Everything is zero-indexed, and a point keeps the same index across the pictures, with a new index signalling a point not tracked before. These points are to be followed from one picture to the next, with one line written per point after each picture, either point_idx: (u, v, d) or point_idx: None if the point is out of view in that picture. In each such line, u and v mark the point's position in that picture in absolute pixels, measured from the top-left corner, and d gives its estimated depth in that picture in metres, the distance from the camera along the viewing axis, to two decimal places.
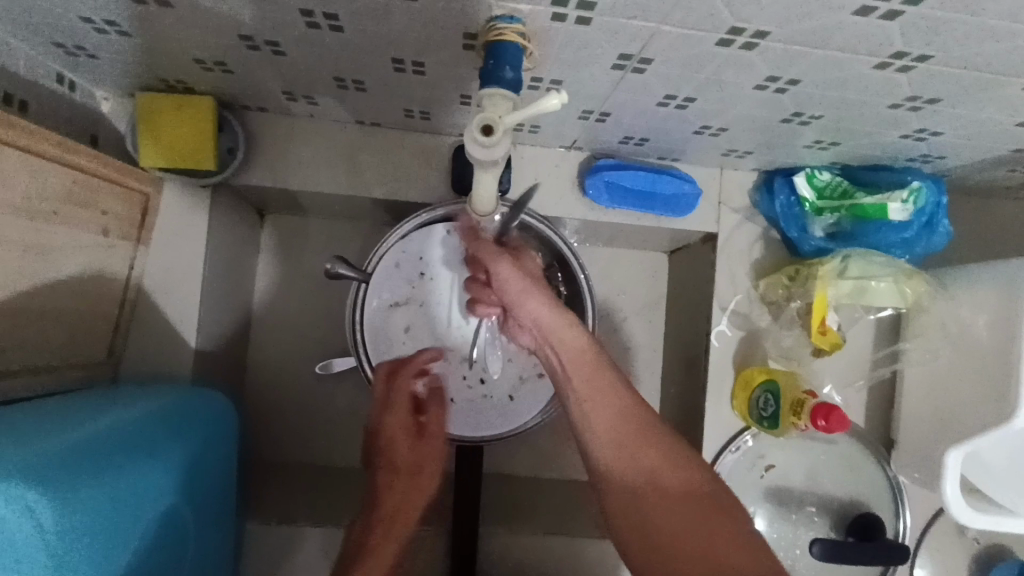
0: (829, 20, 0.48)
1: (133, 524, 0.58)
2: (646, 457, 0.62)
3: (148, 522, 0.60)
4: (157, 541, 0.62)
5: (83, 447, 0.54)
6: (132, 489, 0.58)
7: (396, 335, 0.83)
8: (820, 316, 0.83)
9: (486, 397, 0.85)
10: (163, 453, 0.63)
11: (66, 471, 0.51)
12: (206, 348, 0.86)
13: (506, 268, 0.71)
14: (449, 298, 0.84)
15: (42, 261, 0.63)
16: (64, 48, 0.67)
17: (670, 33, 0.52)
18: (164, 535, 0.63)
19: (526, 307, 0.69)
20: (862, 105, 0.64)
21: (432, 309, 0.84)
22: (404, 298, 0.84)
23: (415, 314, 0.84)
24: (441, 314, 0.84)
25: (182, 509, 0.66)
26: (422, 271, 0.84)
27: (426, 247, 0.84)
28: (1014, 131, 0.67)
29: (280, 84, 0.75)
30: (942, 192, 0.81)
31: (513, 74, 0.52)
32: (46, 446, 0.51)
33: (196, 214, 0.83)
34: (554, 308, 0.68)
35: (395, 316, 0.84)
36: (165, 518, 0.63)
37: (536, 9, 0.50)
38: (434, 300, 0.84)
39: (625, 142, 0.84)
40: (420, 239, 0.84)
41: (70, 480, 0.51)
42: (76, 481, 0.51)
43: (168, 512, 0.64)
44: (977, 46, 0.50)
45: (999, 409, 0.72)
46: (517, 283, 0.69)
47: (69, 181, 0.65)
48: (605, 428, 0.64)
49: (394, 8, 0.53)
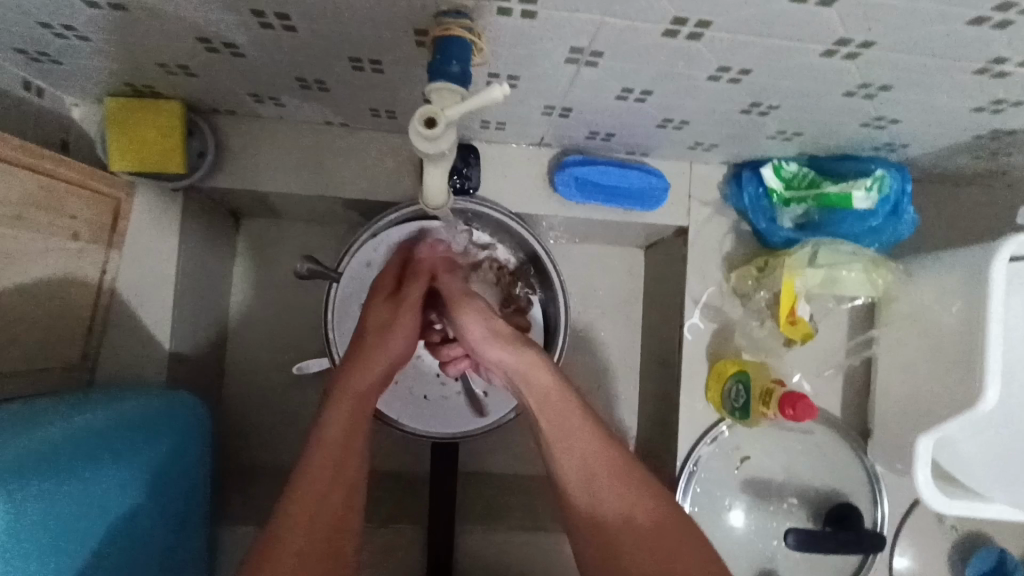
0: (767, 8, 0.48)
1: (93, 523, 0.58)
2: (620, 498, 0.64)
3: (110, 521, 0.60)
4: (119, 541, 0.62)
5: (40, 445, 0.54)
6: (92, 488, 0.58)
7: None
8: (788, 306, 0.84)
9: (459, 393, 0.86)
10: (127, 452, 0.63)
11: (18, 469, 0.51)
12: (180, 350, 0.86)
13: (468, 317, 0.72)
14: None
15: (7, 266, 0.64)
16: (27, 55, 0.68)
17: (615, 25, 0.53)
18: (130, 533, 0.63)
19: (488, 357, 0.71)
20: (818, 94, 0.65)
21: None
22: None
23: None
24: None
25: (149, 507, 0.66)
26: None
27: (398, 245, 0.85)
28: (970, 116, 0.68)
29: (245, 87, 0.75)
30: (907, 180, 0.82)
31: (461, 68, 0.53)
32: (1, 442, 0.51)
33: (167, 219, 0.84)
34: (522, 352, 0.70)
35: None
36: (130, 516, 0.63)
37: (480, 4, 0.51)
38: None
39: (592, 137, 0.84)
40: (392, 238, 0.85)
41: (21, 479, 0.51)
42: (28, 480, 0.51)
43: (132, 511, 0.64)
44: (917, 31, 0.51)
45: (965, 393, 0.72)
46: (482, 329, 0.72)
47: (34, 186, 0.66)
48: (574, 461, 0.65)
49: (343, 7, 0.54)
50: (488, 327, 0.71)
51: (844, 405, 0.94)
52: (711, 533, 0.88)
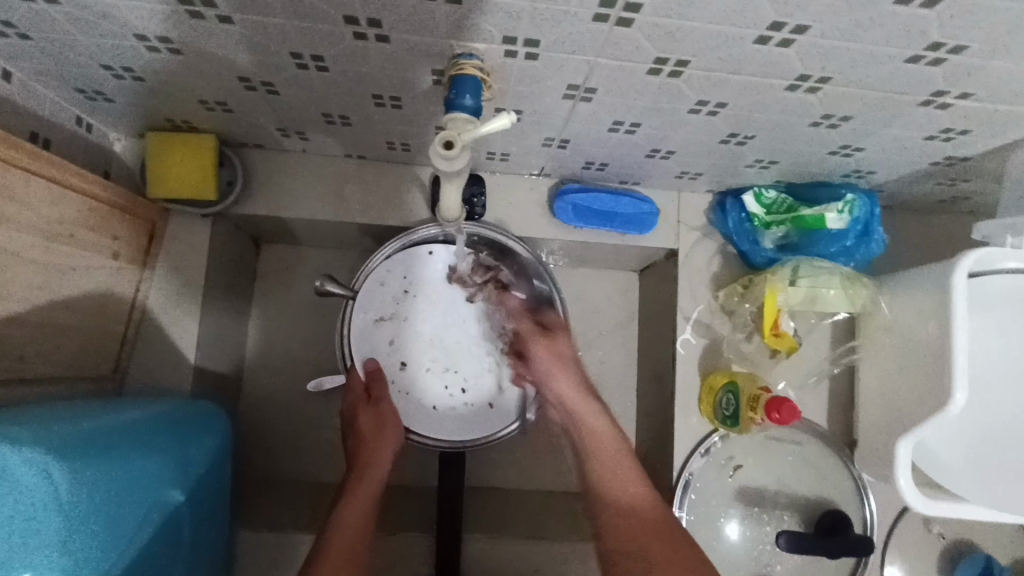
0: (736, 49, 0.57)
1: (139, 512, 0.61)
2: (657, 514, 0.76)
3: (154, 514, 0.63)
4: (160, 536, 0.64)
5: (97, 433, 0.59)
6: (141, 478, 0.62)
7: (382, 347, 0.89)
8: (773, 320, 0.90)
9: (466, 404, 0.90)
10: (169, 450, 0.67)
11: (84, 448, 0.55)
12: (204, 365, 0.92)
13: (542, 349, 0.88)
14: (430, 314, 0.91)
15: (59, 280, 0.70)
16: (84, 93, 0.76)
17: (607, 64, 0.61)
18: (169, 530, 0.66)
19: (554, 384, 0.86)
20: (787, 126, 0.73)
21: (415, 323, 0.90)
22: (391, 312, 0.90)
23: (401, 328, 0.90)
24: (423, 329, 0.90)
25: (186, 507, 0.69)
26: (406, 289, 0.91)
27: (410, 266, 0.91)
28: (925, 145, 0.76)
29: (275, 122, 0.83)
30: (876, 204, 0.89)
31: (474, 102, 0.60)
32: (60, 433, 0.55)
33: (197, 241, 0.91)
34: (581, 393, 0.86)
35: (381, 329, 0.90)
36: (170, 512, 0.66)
37: (490, 48, 0.59)
38: (415, 315, 0.90)
39: (587, 167, 0.92)
40: (405, 261, 0.91)
41: (85, 457, 0.55)
42: (91, 459, 0.55)
43: (173, 508, 0.66)
44: (865, 69, 0.59)
45: (937, 398, 0.77)
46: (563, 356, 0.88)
47: (81, 208, 0.73)
48: (625, 485, 0.78)
49: (370, 50, 0.62)
50: (554, 359, 0.87)
51: (830, 417, 0.99)
52: (707, 540, 0.92)
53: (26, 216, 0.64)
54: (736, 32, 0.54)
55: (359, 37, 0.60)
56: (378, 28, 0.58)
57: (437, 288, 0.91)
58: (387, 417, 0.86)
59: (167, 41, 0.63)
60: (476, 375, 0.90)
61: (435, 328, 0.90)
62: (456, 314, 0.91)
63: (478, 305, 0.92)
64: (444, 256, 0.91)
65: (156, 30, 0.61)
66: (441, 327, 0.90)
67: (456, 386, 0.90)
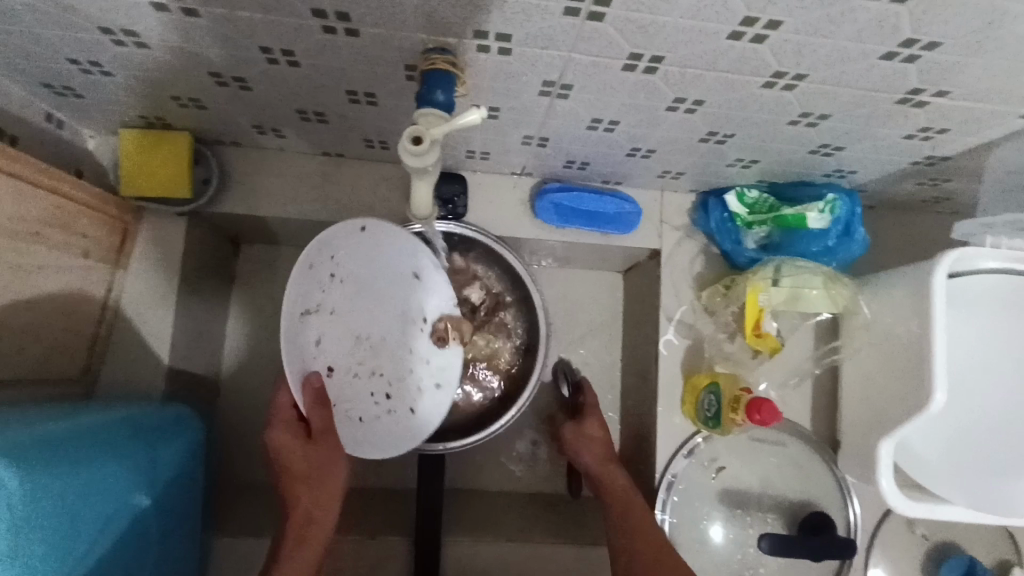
0: (709, 44, 0.56)
1: (99, 518, 0.59)
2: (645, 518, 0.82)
3: (116, 519, 0.61)
4: (123, 542, 0.62)
5: (55, 435, 0.57)
6: (102, 483, 0.60)
7: (308, 347, 0.76)
8: (753, 320, 0.89)
9: (391, 413, 0.75)
10: (135, 453, 0.66)
11: (42, 452, 0.53)
12: (178, 366, 0.90)
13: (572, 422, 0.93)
14: (358, 306, 0.74)
15: (25, 278, 0.69)
16: (53, 89, 0.75)
17: (581, 60, 0.60)
18: (132, 537, 0.64)
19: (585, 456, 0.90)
20: (766, 124, 0.72)
21: (342, 318, 0.74)
22: (318, 304, 0.75)
23: (328, 324, 0.75)
24: (349, 322, 0.74)
25: (151, 513, 0.67)
26: (334, 273, 0.75)
27: (336, 246, 0.74)
28: (905, 144, 0.75)
29: (250, 119, 0.82)
30: (857, 203, 0.89)
31: (445, 97, 0.60)
32: (17, 435, 0.53)
33: (172, 239, 0.89)
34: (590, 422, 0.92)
35: (307, 325, 0.75)
36: (133, 518, 0.64)
37: (462, 42, 0.58)
38: (344, 307, 0.75)
39: (569, 166, 0.92)
40: (337, 236, 0.74)
41: (43, 461, 0.53)
42: (49, 462, 0.54)
43: (136, 513, 0.65)
44: (840, 65, 0.58)
45: (917, 399, 0.77)
46: (594, 434, 0.91)
47: (50, 206, 0.72)
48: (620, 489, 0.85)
49: (340, 44, 0.61)
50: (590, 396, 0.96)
51: (813, 418, 0.98)
52: (690, 543, 0.91)
53: None
54: (708, 27, 0.53)
55: (328, 31, 0.59)
56: (347, 22, 0.57)
57: (365, 268, 0.74)
58: (338, 453, 0.78)
59: (133, 34, 0.62)
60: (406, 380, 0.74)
61: (363, 324, 0.74)
62: (386, 299, 0.74)
63: (411, 295, 0.74)
64: (380, 228, 0.73)
65: (121, 23, 0.60)
66: (371, 322, 0.74)
67: (384, 392, 0.75)
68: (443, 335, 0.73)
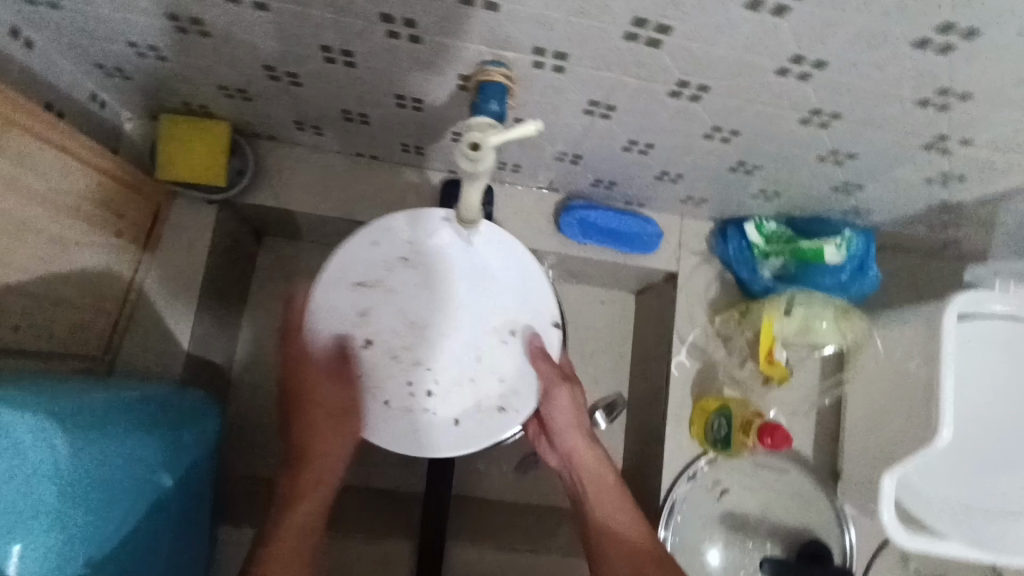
0: (756, 78, 0.59)
1: (131, 496, 0.60)
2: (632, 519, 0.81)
3: (145, 498, 0.62)
4: (149, 522, 0.62)
5: (96, 408, 0.58)
6: (135, 460, 0.60)
7: (353, 315, 0.77)
8: (768, 348, 0.92)
9: (428, 411, 0.76)
10: (164, 432, 0.66)
11: (82, 421, 0.54)
12: (195, 353, 0.90)
13: (563, 400, 0.78)
14: (427, 296, 0.78)
15: (59, 252, 0.69)
16: (104, 70, 0.76)
17: (631, 83, 0.63)
18: (157, 518, 0.64)
19: (567, 441, 0.80)
20: (796, 159, 0.75)
21: (401, 300, 0.77)
22: (373, 278, 0.77)
23: (382, 300, 0.78)
24: (409, 307, 0.77)
25: (174, 495, 0.67)
26: (405, 256, 0.78)
27: (388, 234, 0.79)
28: (923, 188, 0.79)
29: (293, 115, 0.84)
30: (871, 241, 0.92)
31: (499, 107, 0.63)
32: (59, 403, 0.54)
33: (201, 227, 0.90)
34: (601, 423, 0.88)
35: (358, 294, 0.78)
36: (161, 498, 0.64)
37: (519, 57, 0.61)
38: (402, 293, 0.78)
39: (596, 185, 0.94)
40: (418, 221, 0.79)
41: (85, 431, 0.54)
42: (90, 433, 0.55)
43: (163, 494, 0.65)
44: (876, 107, 0.61)
45: (924, 433, 0.78)
46: (566, 418, 0.80)
47: (89, 183, 0.73)
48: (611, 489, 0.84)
49: (401, 49, 0.63)
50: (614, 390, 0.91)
51: (816, 448, 1.00)
52: (691, 562, 0.92)
53: (31, 183, 0.64)
54: (759, 62, 0.56)
55: (390, 36, 0.61)
56: (412, 28, 0.59)
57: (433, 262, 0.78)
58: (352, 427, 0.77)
59: (198, 23, 0.63)
60: (466, 386, 0.77)
61: (426, 312, 0.77)
62: (454, 300, 0.78)
63: (493, 304, 0.79)
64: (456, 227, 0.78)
65: (190, 11, 0.61)
66: (435, 314, 0.77)
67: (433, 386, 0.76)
68: (534, 360, 0.78)
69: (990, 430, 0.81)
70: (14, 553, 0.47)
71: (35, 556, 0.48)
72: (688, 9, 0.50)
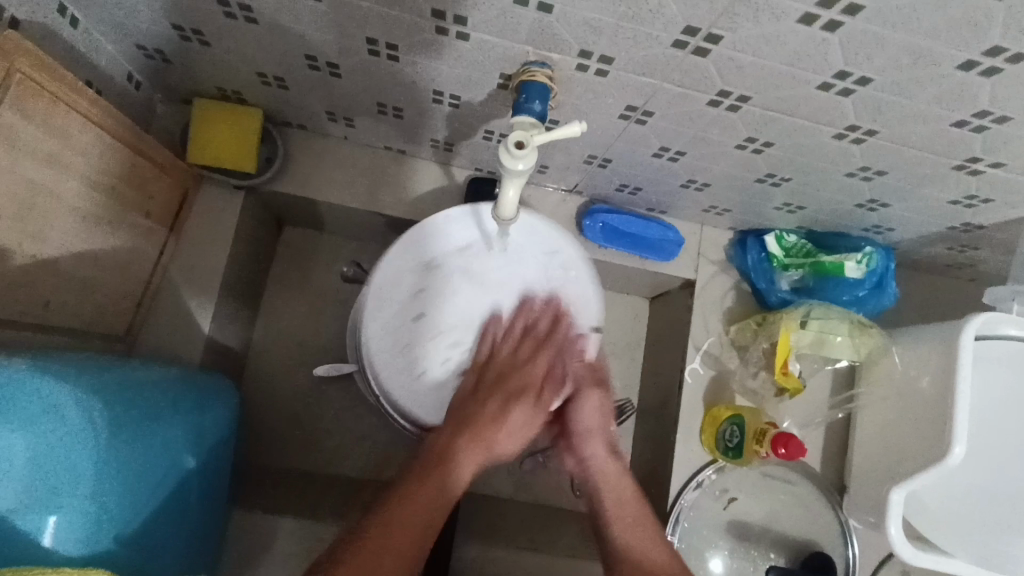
0: (798, 91, 0.60)
1: (166, 473, 0.61)
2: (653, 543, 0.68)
3: (177, 476, 0.63)
4: (178, 501, 0.64)
5: (134, 387, 0.61)
6: (171, 440, 0.62)
7: (404, 294, 0.76)
8: (784, 359, 0.91)
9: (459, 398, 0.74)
10: (196, 413, 0.67)
11: (117, 398, 0.57)
12: (215, 337, 0.90)
13: (591, 401, 0.74)
14: (476, 285, 0.76)
15: (94, 230, 0.70)
16: (144, 51, 0.77)
17: (671, 90, 0.64)
18: (186, 497, 0.65)
19: (586, 447, 0.73)
20: (824, 173, 0.76)
21: (455, 284, 0.76)
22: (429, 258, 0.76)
23: (435, 281, 0.76)
24: (460, 297, 0.76)
25: (203, 475, 0.69)
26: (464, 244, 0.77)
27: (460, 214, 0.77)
28: (947, 208, 0.80)
29: (327, 105, 0.84)
30: (891, 259, 0.94)
31: (541, 107, 0.63)
32: (99, 380, 0.56)
33: (227, 211, 0.90)
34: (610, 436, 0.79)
35: (412, 274, 0.76)
36: (192, 477, 0.66)
37: (564, 59, 0.61)
38: (452, 276, 0.76)
39: (620, 190, 0.95)
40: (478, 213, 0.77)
41: (120, 408, 0.56)
42: (126, 411, 0.57)
43: (194, 474, 0.66)
44: (912, 125, 0.63)
45: (937, 449, 0.79)
46: (590, 422, 0.74)
47: (128, 162, 0.74)
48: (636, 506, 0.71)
49: (447, 45, 0.64)
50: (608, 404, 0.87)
51: (823, 460, 1.01)
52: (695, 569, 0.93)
53: (74, 160, 0.65)
54: (803, 75, 0.57)
55: (439, 31, 0.61)
56: (461, 25, 0.59)
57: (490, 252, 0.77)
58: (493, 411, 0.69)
59: (247, 9, 0.64)
60: None
61: (473, 300, 0.76)
62: (503, 293, 0.77)
63: (538, 304, 0.77)
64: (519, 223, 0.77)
65: None
66: (481, 304, 0.76)
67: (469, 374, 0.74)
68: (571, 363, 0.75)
69: (1004, 446, 0.81)
70: (49, 526, 0.49)
71: (68, 530, 0.50)
72: (741, 20, 0.51)
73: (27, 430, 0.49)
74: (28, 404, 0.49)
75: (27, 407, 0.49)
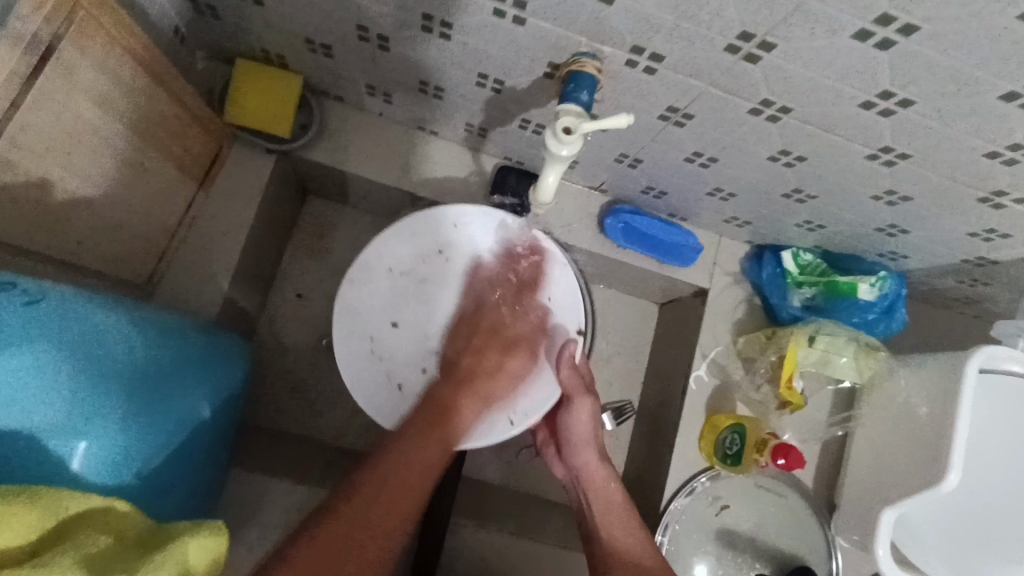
0: (840, 107, 0.61)
1: (177, 419, 0.62)
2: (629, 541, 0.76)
3: (191, 424, 0.64)
4: (191, 448, 0.65)
5: (151, 331, 0.62)
6: (185, 386, 0.63)
7: (399, 293, 0.80)
8: (789, 374, 0.93)
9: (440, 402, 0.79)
10: (218, 363, 0.69)
11: (121, 338, 0.59)
12: (232, 296, 0.91)
13: (584, 413, 0.79)
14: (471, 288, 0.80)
15: (132, 175, 0.71)
16: (196, 6, 0.78)
17: (715, 95, 0.65)
18: (200, 444, 0.66)
19: (579, 455, 0.82)
20: (851, 193, 0.78)
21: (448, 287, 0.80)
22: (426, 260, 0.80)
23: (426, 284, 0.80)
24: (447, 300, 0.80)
25: (219, 426, 0.70)
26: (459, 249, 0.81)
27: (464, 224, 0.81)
28: (966, 240, 0.82)
29: (368, 78, 0.85)
30: (903, 286, 0.96)
31: (587, 98, 0.64)
32: (111, 319, 0.58)
33: (256, 173, 0.91)
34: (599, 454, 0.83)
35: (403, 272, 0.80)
36: (209, 425, 0.67)
37: (615, 53, 0.63)
38: (439, 286, 0.80)
39: (646, 193, 0.96)
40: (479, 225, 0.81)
41: (121, 349, 0.58)
42: (130, 352, 0.59)
43: (211, 424, 0.67)
44: (945, 152, 0.65)
45: (929, 475, 0.80)
46: (585, 432, 0.81)
47: (172, 113, 0.74)
48: (615, 509, 0.79)
49: (501, 29, 0.65)
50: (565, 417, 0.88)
51: (816, 478, 1.02)
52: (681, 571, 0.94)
53: (122, 104, 0.65)
54: (847, 92, 0.59)
55: (496, 13, 0.63)
56: (520, 9, 0.61)
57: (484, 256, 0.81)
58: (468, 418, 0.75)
59: None
60: None
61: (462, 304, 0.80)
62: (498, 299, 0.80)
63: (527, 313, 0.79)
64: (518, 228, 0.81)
65: None
66: (471, 306, 0.80)
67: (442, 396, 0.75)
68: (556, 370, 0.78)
69: (992, 474, 0.84)
70: (78, 449, 0.54)
71: (94, 457, 0.55)
72: (798, 30, 0.53)
73: (58, 358, 0.53)
74: (60, 335, 0.53)
75: (60, 337, 0.54)
